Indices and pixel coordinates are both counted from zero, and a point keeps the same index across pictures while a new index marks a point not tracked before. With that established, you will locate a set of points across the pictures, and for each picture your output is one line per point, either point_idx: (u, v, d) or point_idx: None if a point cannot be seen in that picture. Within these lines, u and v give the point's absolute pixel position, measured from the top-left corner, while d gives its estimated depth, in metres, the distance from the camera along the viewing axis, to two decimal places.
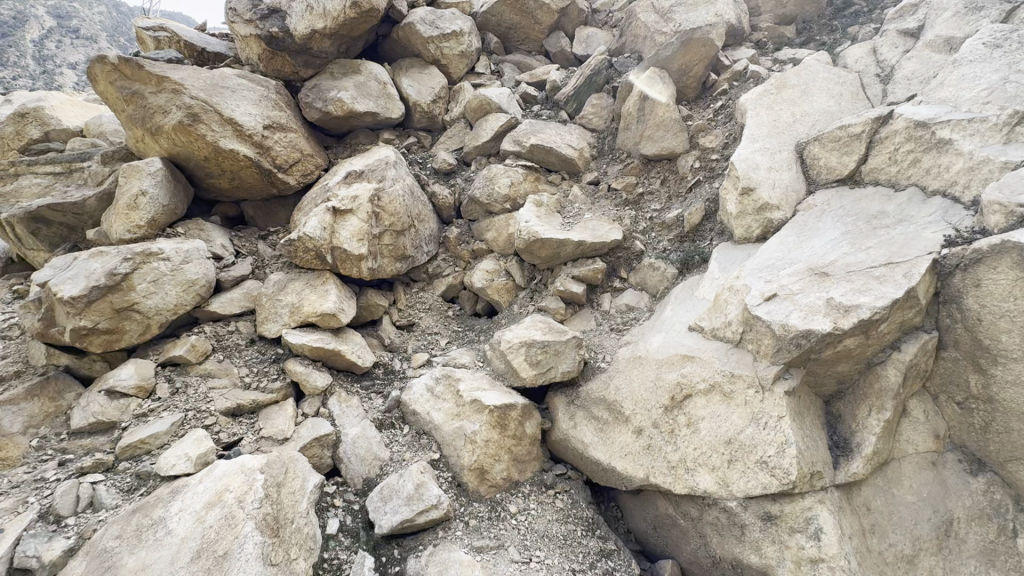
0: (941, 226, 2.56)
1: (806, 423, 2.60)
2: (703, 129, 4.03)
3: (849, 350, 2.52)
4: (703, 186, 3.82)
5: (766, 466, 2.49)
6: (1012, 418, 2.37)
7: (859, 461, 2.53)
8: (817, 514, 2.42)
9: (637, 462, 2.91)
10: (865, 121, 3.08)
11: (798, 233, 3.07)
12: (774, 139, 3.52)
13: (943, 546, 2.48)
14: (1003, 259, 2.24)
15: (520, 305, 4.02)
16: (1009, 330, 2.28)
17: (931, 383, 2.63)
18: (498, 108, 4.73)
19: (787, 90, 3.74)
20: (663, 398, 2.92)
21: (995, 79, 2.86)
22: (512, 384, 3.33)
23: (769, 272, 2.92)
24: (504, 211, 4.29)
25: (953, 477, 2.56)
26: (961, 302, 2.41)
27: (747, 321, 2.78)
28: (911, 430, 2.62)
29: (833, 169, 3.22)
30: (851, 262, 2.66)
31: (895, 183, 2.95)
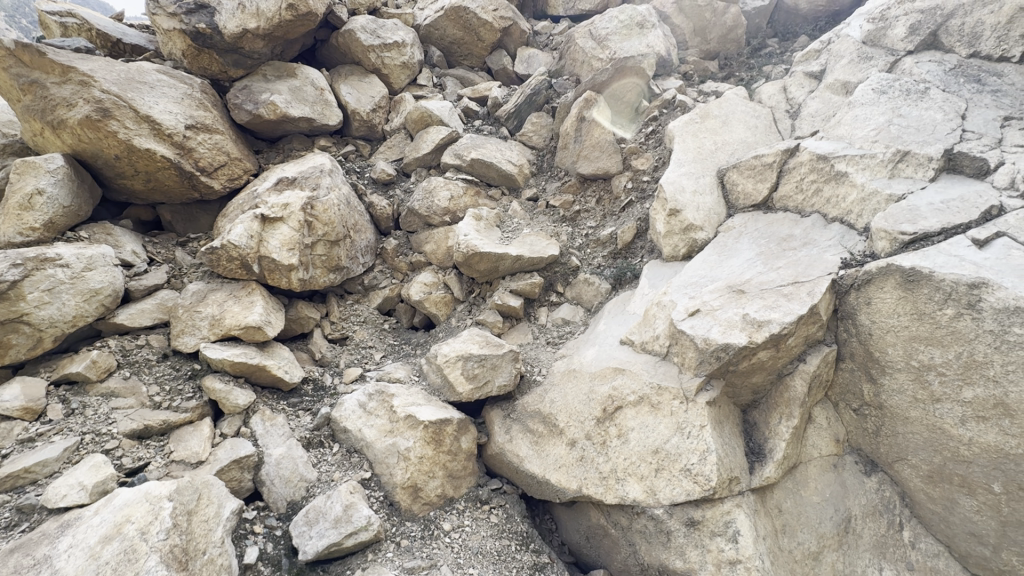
0: (839, 250, 2.84)
1: (726, 431, 2.77)
2: (635, 152, 4.23)
3: (762, 362, 2.72)
4: (635, 207, 4.01)
5: (690, 474, 2.62)
6: (898, 422, 2.64)
7: (771, 465, 2.72)
8: (735, 518, 2.57)
9: (570, 474, 2.97)
10: (776, 151, 3.39)
11: (718, 253, 3.30)
12: (698, 164, 3.77)
13: (843, 541, 2.72)
14: (889, 280, 2.52)
15: (458, 318, 4.00)
16: (894, 343, 2.56)
17: (832, 392, 2.88)
18: (439, 121, 4.74)
19: (710, 119, 4.03)
20: (596, 410, 3.00)
21: (882, 121, 3.23)
22: (448, 400, 3.30)
23: (693, 288, 3.11)
24: (444, 223, 4.28)
25: (851, 478, 2.82)
26: (856, 318, 2.68)
27: (673, 336, 2.93)
28: (815, 435, 2.86)
29: (750, 195, 3.50)
30: (764, 281, 2.89)
31: (801, 209, 3.25)
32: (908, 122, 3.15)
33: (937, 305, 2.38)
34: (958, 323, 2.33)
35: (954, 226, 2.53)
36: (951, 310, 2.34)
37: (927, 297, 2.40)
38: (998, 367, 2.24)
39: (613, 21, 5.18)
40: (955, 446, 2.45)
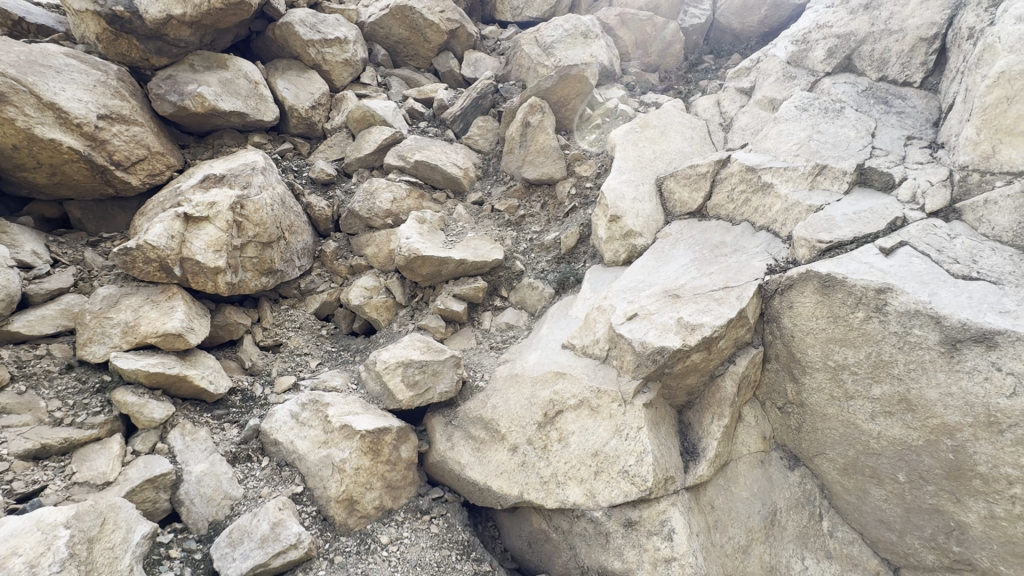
0: (766, 256, 3.00)
1: (662, 432, 2.84)
2: (578, 159, 4.33)
3: (696, 364, 2.81)
4: (578, 212, 4.09)
5: (627, 475, 2.67)
6: (817, 419, 2.81)
7: (704, 464, 2.82)
8: (670, 516, 2.64)
9: (511, 480, 2.95)
10: (709, 162, 3.55)
11: (655, 258, 3.41)
12: (638, 172, 3.88)
13: (770, 534, 2.86)
14: (808, 285, 2.68)
15: (400, 323, 3.90)
16: (813, 344, 2.72)
17: (760, 392, 3.03)
18: (383, 121, 4.63)
19: (650, 129, 4.17)
20: (537, 415, 3.01)
21: (803, 136, 3.45)
22: (388, 408, 3.20)
23: (631, 292, 3.18)
24: (386, 226, 4.17)
25: (776, 473, 2.97)
26: (780, 321, 2.83)
27: (612, 339, 2.98)
28: (744, 433, 2.99)
29: (685, 203, 3.64)
30: (697, 286, 3.00)
31: (732, 218, 3.41)
32: (826, 138, 3.38)
33: (850, 308, 2.55)
34: (868, 325, 2.51)
35: (864, 235, 2.73)
36: (862, 313, 2.51)
37: (841, 301, 2.57)
38: (901, 366, 2.43)
39: (558, 30, 5.25)
40: (866, 440, 2.63)
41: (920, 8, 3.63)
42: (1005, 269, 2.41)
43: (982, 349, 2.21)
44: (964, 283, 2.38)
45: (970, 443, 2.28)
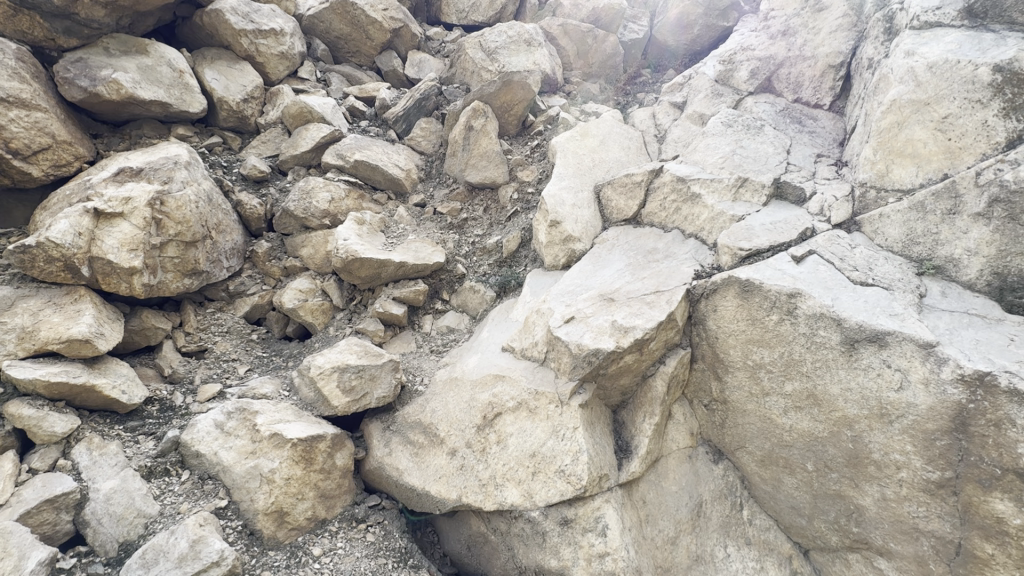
0: (693, 262, 3.17)
1: (597, 432, 2.93)
2: (521, 164, 4.43)
3: (629, 365, 2.92)
4: (520, 217, 4.17)
5: (563, 474, 2.73)
6: (738, 415, 3.01)
7: (636, 460, 2.94)
8: (604, 513, 2.73)
9: (450, 484, 2.94)
10: (644, 172, 3.73)
11: (592, 263, 3.52)
12: (578, 179, 4.01)
13: (696, 525, 3.02)
14: (730, 290, 2.87)
15: (337, 327, 3.79)
16: (734, 345, 2.91)
17: (688, 390, 3.20)
18: (321, 119, 4.49)
19: (589, 138, 4.32)
20: (476, 418, 3.02)
21: (728, 150, 3.70)
22: (322, 414, 3.09)
23: (569, 296, 3.27)
24: (323, 227, 4.04)
25: (702, 466, 3.16)
26: (705, 324, 3.01)
27: (550, 342, 3.06)
28: (674, 430, 3.15)
29: (622, 211, 3.80)
30: (631, 290, 3.13)
31: (664, 225, 3.59)
32: (747, 153, 3.64)
33: (765, 311, 2.76)
34: (781, 326, 2.72)
35: (779, 244, 2.96)
36: (776, 315, 2.72)
37: (758, 304, 2.77)
38: (809, 364, 2.65)
39: (502, 36, 5.30)
40: (780, 433, 2.85)
41: (829, 38, 4.00)
42: (895, 276, 2.68)
43: (875, 348, 2.44)
44: (861, 289, 2.62)
45: (865, 433, 2.51)
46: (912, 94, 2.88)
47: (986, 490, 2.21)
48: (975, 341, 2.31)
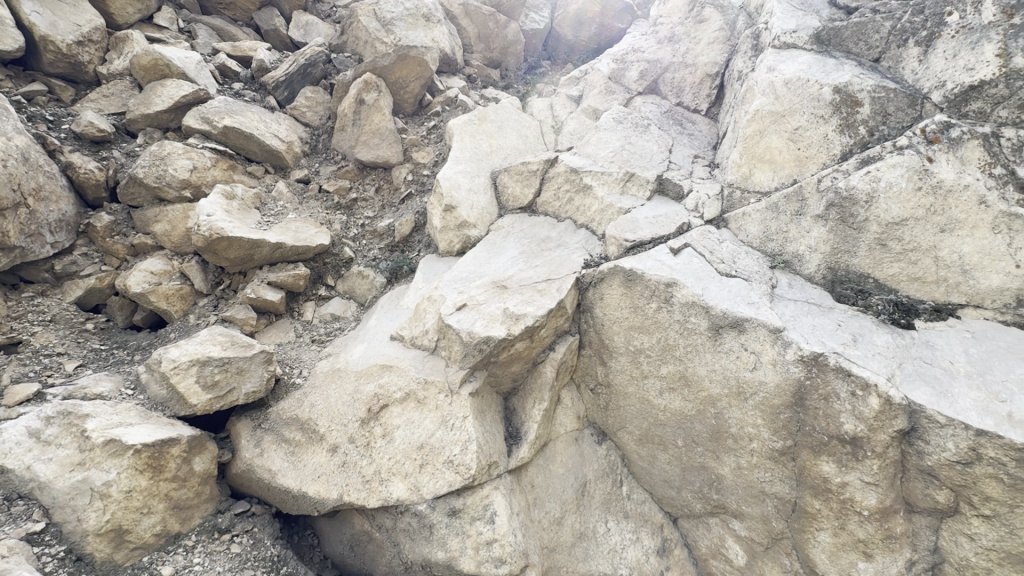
0: (583, 252, 3.26)
1: (487, 420, 2.91)
2: (416, 145, 4.27)
3: (519, 352, 2.93)
4: (414, 199, 4.01)
5: (452, 465, 2.68)
6: (620, 397, 3.18)
7: (525, 446, 2.98)
8: (492, 500, 2.73)
9: (330, 483, 2.74)
10: (539, 161, 3.77)
11: (487, 250, 3.49)
12: (474, 164, 3.96)
13: (580, 504, 3.17)
14: (615, 279, 3.00)
15: (199, 315, 3.33)
16: (618, 331, 3.06)
17: (576, 375, 3.32)
18: (182, 75, 3.89)
19: (487, 123, 4.27)
20: (360, 411, 2.85)
21: (618, 145, 3.86)
22: (177, 415, 2.70)
23: (462, 283, 3.20)
24: (182, 200, 3.52)
25: (588, 447, 3.31)
26: (592, 311, 3.12)
27: (440, 330, 2.97)
28: (562, 415, 3.25)
29: (518, 198, 3.82)
30: (523, 278, 3.14)
31: (558, 214, 3.67)
32: (635, 149, 3.83)
33: (646, 299, 2.92)
34: (659, 314, 2.90)
35: (660, 236, 3.15)
36: (655, 303, 2.90)
37: (640, 293, 2.93)
38: (682, 348, 2.86)
39: (399, 6, 5.00)
40: (656, 413, 3.06)
41: (707, 48, 4.33)
42: (754, 269, 2.98)
43: (735, 333, 2.68)
44: (727, 280, 2.87)
45: (726, 410, 2.78)
46: (772, 106, 3.22)
47: (817, 454, 2.52)
48: (812, 325, 2.62)
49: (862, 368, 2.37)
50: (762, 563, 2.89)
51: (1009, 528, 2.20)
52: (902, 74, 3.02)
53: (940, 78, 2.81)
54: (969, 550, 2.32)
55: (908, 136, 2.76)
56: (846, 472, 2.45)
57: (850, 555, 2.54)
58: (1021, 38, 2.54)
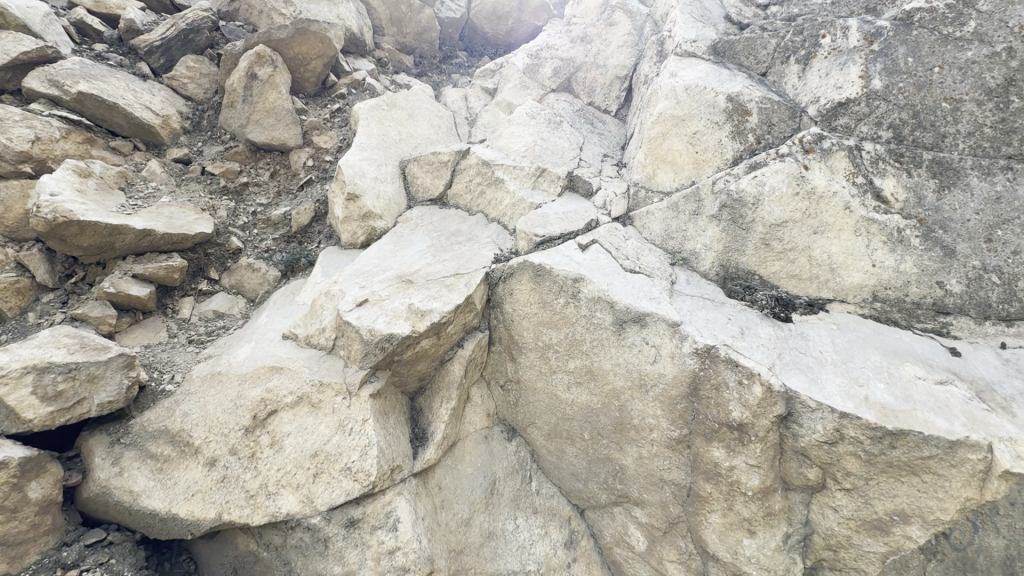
0: (493, 247, 3.20)
1: (390, 422, 2.75)
2: (317, 128, 3.98)
3: (426, 350, 2.80)
4: (314, 186, 3.74)
5: (350, 472, 2.49)
6: (529, 393, 3.17)
7: (431, 447, 2.86)
8: (395, 506, 2.58)
9: (206, 501, 2.44)
10: (450, 151, 3.65)
11: (393, 243, 3.34)
12: (381, 152, 3.75)
13: (489, 502, 3.12)
14: (525, 274, 2.97)
15: (42, 313, 2.82)
16: (528, 327, 3.03)
17: (486, 372, 3.27)
18: (23, 27, 3.28)
19: (396, 109, 4.06)
20: (244, 418, 2.55)
21: (530, 140, 3.85)
22: (6, 433, 2.26)
23: (364, 278, 3.03)
24: (20, 176, 2.97)
25: (497, 445, 3.27)
26: (502, 307, 3.07)
27: (339, 328, 2.77)
28: (472, 413, 3.18)
29: (428, 189, 3.69)
30: (430, 272, 3.02)
31: (469, 208, 3.59)
32: (547, 145, 3.84)
33: (555, 294, 2.91)
34: (566, 309, 2.91)
35: (569, 232, 3.17)
36: (563, 298, 2.90)
37: (548, 288, 2.92)
38: (588, 343, 2.89)
39: None
40: (564, 407, 3.09)
41: (617, 51, 4.46)
42: (656, 266, 3.09)
43: (638, 328, 2.75)
44: (631, 275, 2.94)
45: (629, 402, 2.86)
46: (674, 109, 3.36)
47: (708, 441, 2.67)
48: (706, 319, 2.76)
49: (748, 359, 2.52)
50: (661, 547, 3.01)
51: (865, 498, 2.45)
52: (784, 89, 3.27)
53: (814, 93, 3.07)
54: (833, 521, 2.57)
55: (788, 145, 2.99)
56: (733, 456, 2.60)
57: (737, 534, 2.70)
58: (879, 62, 2.85)
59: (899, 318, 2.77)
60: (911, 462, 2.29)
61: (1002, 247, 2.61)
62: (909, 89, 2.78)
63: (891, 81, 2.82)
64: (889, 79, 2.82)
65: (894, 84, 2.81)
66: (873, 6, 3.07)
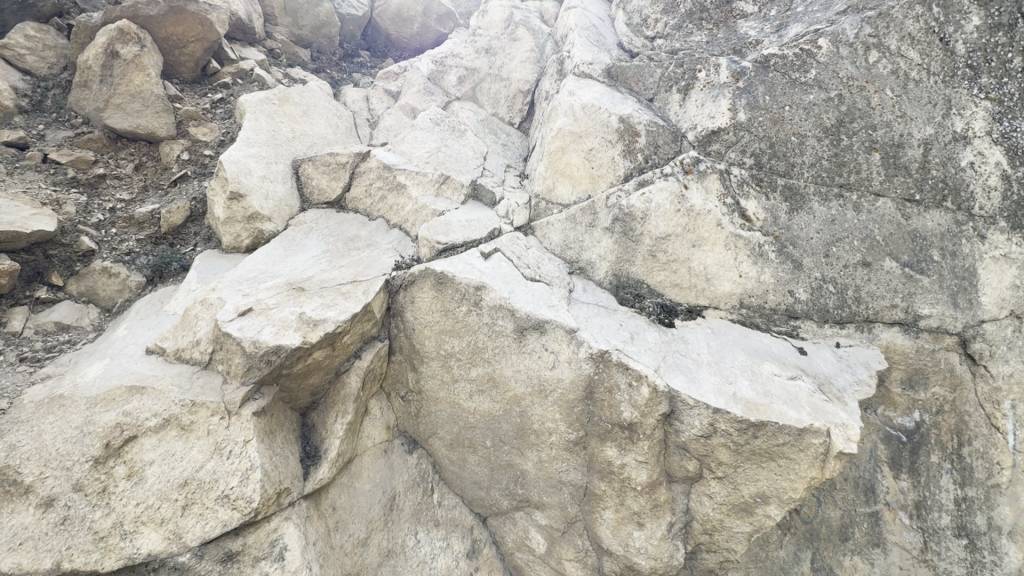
0: (394, 253, 3.12)
1: (277, 442, 2.54)
2: (195, 118, 3.58)
3: (318, 362, 2.63)
4: (191, 183, 3.38)
5: (227, 500, 2.25)
6: (430, 403, 3.12)
7: (324, 466, 2.69)
8: (282, 534, 2.40)
9: (40, 551, 2.04)
10: (349, 153, 3.49)
11: (284, 248, 3.12)
12: (271, 149, 3.49)
13: (388, 519, 3.02)
14: (426, 281, 2.91)
15: None
16: (429, 335, 2.98)
17: (386, 383, 3.16)
18: None
19: (289, 105, 3.80)
20: (92, 448, 2.20)
21: (433, 146, 3.84)
22: None
23: (248, 285, 2.78)
24: None
25: (397, 458, 3.18)
26: (403, 315, 2.99)
27: (216, 340, 2.50)
28: (370, 427, 3.05)
29: (324, 192, 3.50)
30: (325, 279, 2.86)
31: (369, 213, 3.47)
32: (451, 152, 3.84)
33: (456, 302, 2.89)
34: (468, 317, 2.90)
35: (472, 240, 3.18)
36: (465, 306, 2.89)
37: (450, 296, 2.89)
38: (490, 351, 2.91)
39: None
40: (465, 415, 3.08)
41: (520, 66, 4.58)
42: (555, 274, 3.21)
43: (538, 334, 2.81)
44: (531, 284, 3.01)
45: (529, 408, 2.92)
46: (572, 126, 3.54)
47: (603, 441, 2.81)
48: (601, 326, 2.90)
49: (636, 362, 2.68)
50: (560, 547, 3.11)
51: (734, 485, 2.74)
52: (667, 115, 3.58)
53: (692, 121, 3.41)
54: (709, 507, 2.84)
55: (671, 166, 3.27)
56: (625, 454, 2.77)
57: (628, 527, 2.87)
58: (743, 98, 3.24)
59: (760, 322, 3.16)
60: (770, 449, 2.59)
61: (836, 261, 3.05)
62: (766, 123, 3.18)
63: (753, 115, 3.21)
64: (751, 113, 3.21)
65: (755, 118, 3.20)
66: (739, 48, 3.46)
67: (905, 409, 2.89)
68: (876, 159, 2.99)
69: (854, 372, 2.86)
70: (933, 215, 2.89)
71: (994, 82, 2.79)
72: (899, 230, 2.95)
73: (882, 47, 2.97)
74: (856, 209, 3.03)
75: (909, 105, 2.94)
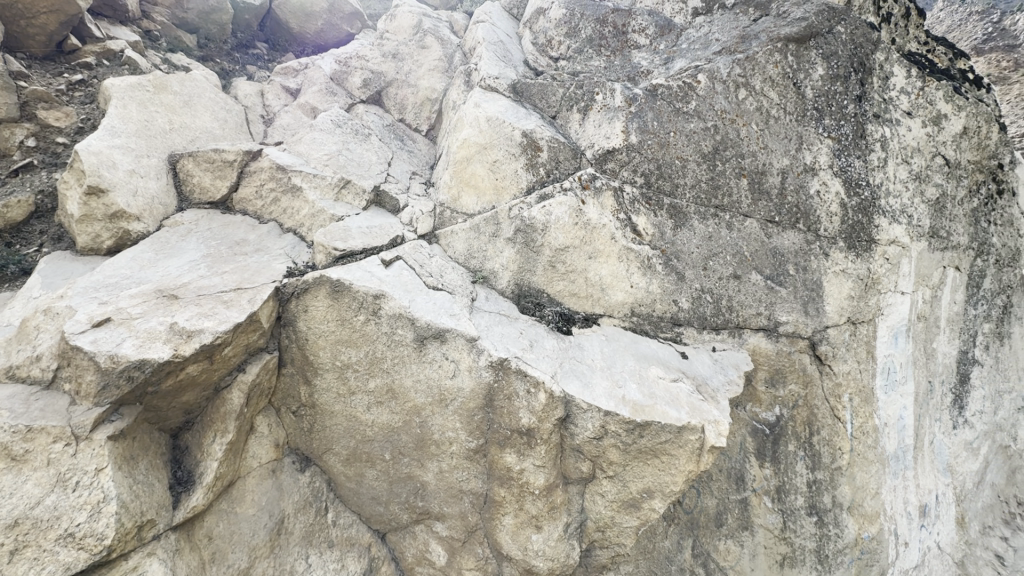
0: (286, 259, 2.93)
1: (140, 469, 2.27)
2: (45, 99, 3.20)
3: (192, 378, 2.39)
4: (36, 174, 3.02)
5: (72, 540, 1.97)
6: (325, 417, 2.96)
7: (198, 492, 2.45)
8: (144, 572, 2.16)
9: None
10: (237, 151, 3.24)
11: (155, 251, 2.81)
12: (142, 141, 3.15)
13: (275, 545, 2.83)
14: (321, 289, 2.76)
15: None
16: (324, 346, 2.84)
17: (275, 398, 2.94)
18: None
19: (166, 93, 3.45)
20: None
21: (334, 149, 3.70)
22: None
23: (107, 292, 2.47)
24: None
25: (287, 478, 2.98)
26: (295, 325, 2.81)
27: (62, 355, 2.18)
28: (256, 445, 2.84)
29: (206, 191, 3.22)
30: (203, 286, 2.61)
31: (260, 215, 3.24)
32: (352, 156, 3.74)
33: (354, 311, 2.79)
34: (366, 326, 2.81)
35: (372, 247, 3.08)
36: (363, 315, 2.79)
37: (347, 305, 2.78)
38: (389, 361, 2.84)
39: None
40: (362, 429, 2.97)
41: (428, 74, 4.55)
42: (458, 283, 3.21)
43: (438, 343, 2.79)
44: (433, 292, 2.98)
45: (429, 418, 2.89)
46: (477, 137, 3.58)
47: (502, 448, 2.85)
48: (502, 334, 2.94)
49: (534, 369, 2.75)
50: (460, 558, 3.10)
51: (623, 483, 2.92)
52: (568, 132, 3.77)
53: (591, 139, 3.62)
54: (601, 505, 3.00)
55: (570, 181, 3.43)
56: (523, 460, 2.83)
57: (527, 531, 2.94)
58: (635, 122, 3.49)
59: (649, 329, 3.41)
60: (654, 447, 2.79)
61: (712, 273, 3.38)
62: (654, 146, 3.46)
63: (643, 138, 3.47)
64: (641, 136, 3.47)
65: (644, 141, 3.47)
66: (632, 76, 3.74)
67: (768, 405, 3.27)
68: (744, 184, 3.38)
69: (725, 373, 3.19)
70: (788, 235, 3.32)
71: (834, 123, 3.28)
72: (762, 246, 3.34)
73: (749, 86, 3.36)
74: (729, 228, 3.39)
75: (770, 138, 3.35)
